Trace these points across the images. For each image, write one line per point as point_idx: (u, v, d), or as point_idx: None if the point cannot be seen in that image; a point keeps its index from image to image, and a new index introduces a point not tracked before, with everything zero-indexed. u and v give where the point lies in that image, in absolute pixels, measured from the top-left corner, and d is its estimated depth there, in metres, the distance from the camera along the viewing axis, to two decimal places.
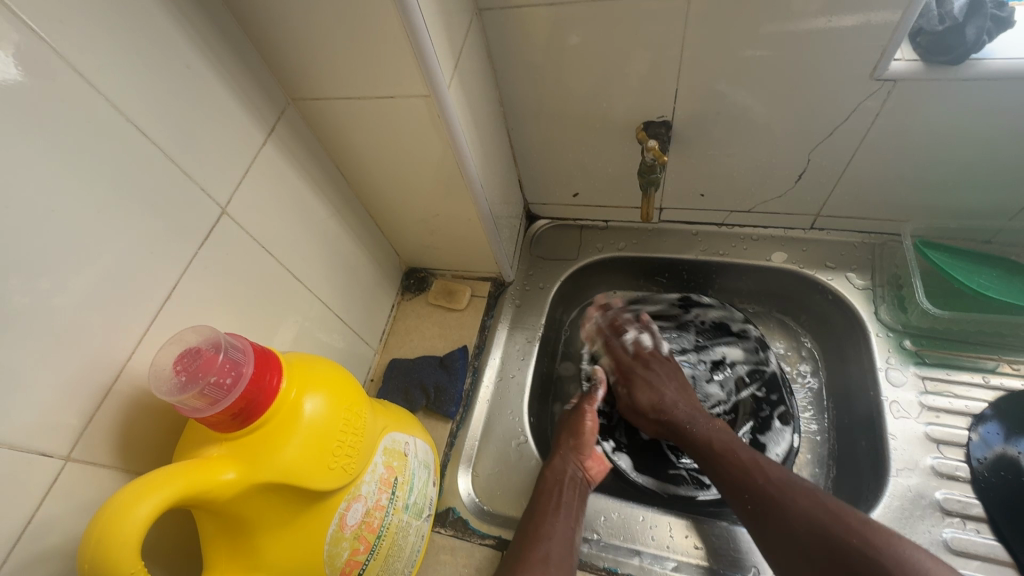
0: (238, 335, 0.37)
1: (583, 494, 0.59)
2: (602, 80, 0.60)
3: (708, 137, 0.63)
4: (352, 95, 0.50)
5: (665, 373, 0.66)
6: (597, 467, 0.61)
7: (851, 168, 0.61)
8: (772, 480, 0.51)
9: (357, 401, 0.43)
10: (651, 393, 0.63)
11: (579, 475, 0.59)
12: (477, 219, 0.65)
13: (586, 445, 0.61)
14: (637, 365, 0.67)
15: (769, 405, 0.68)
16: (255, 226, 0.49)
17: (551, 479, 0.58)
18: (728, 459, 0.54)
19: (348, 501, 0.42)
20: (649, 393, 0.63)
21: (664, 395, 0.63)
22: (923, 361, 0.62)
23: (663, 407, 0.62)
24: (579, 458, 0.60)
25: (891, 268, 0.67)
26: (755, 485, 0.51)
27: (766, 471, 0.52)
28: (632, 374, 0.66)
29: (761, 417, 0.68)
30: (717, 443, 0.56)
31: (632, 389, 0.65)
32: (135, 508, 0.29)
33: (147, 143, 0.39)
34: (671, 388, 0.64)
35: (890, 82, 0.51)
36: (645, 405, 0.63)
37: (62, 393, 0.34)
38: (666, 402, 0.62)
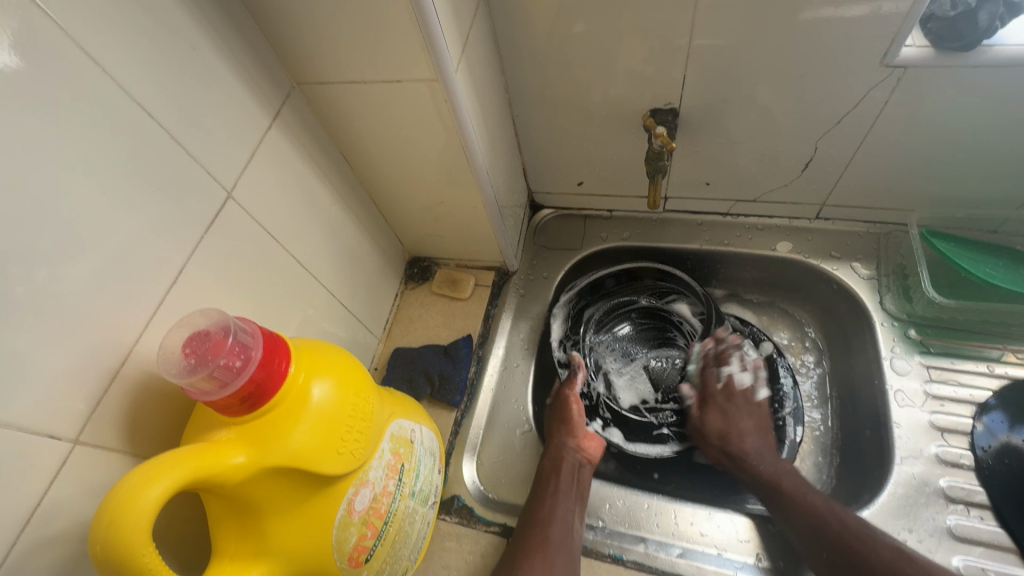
0: (247, 319, 0.37)
1: (583, 478, 0.59)
2: (609, 66, 0.59)
3: (715, 125, 0.62)
4: (357, 80, 0.50)
5: (756, 411, 0.64)
6: (595, 446, 0.62)
7: (859, 157, 0.61)
8: (851, 527, 0.49)
9: (364, 387, 0.43)
10: (725, 422, 0.62)
11: (576, 459, 0.59)
12: (482, 207, 0.64)
13: (577, 427, 0.61)
14: (725, 396, 0.64)
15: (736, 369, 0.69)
16: (261, 212, 0.49)
17: (548, 466, 0.59)
18: (801, 501, 0.53)
19: (356, 486, 0.42)
20: (720, 421, 0.62)
21: (737, 426, 0.62)
22: (927, 350, 0.62)
23: (729, 437, 0.61)
24: (575, 441, 0.60)
25: (897, 258, 0.67)
26: (836, 529, 0.49)
27: (840, 518, 0.50)
28: (712, 403, 0.64)
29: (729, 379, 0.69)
30: (787, 482, 0.55)
31: (704, 415, 0.64)
32: (147, 489, 0.29)
33: (153, 127, 0.38)
34: (750, 422, 0.62)
35: (900, 69, 0.51)
36: (717, 435, 0.61)
37: (70, 375, 0.34)
38: (735, 433, 0.61)
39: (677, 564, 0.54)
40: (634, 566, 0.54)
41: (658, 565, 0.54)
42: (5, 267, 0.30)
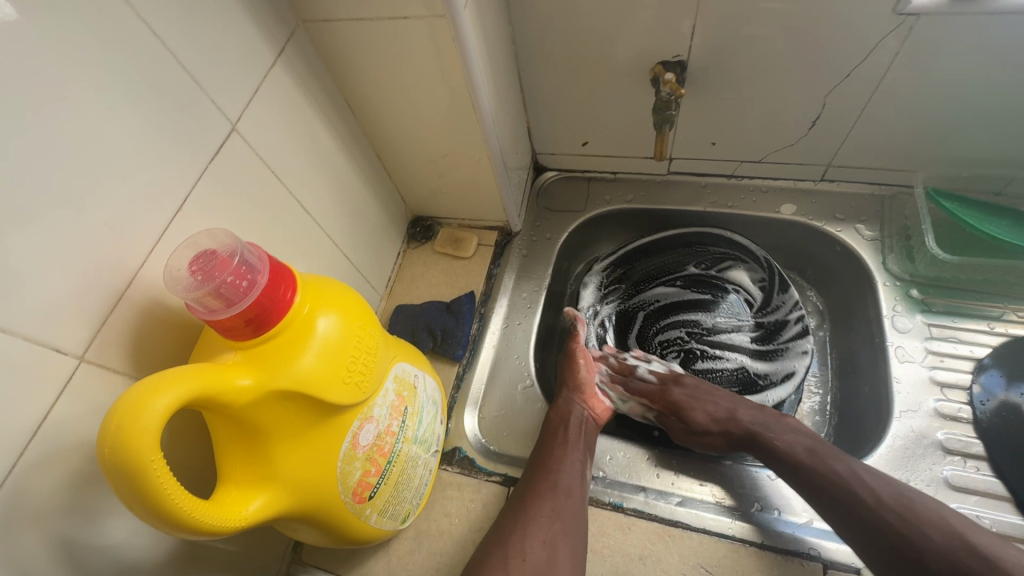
0: (253, 244, 0.37)
1: (591, 432, 0.59)
2: (618, 16, 0.58)
3: (724, 80, 0.62)
4: (362, 17, 0.49)
5: (700, 385, 0.61)
6: (602, 407, 0.62)
7: (867, 114, 0.60)
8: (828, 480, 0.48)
9: (369, 323, 0.43)
10: (702, 407, 0.58)
11: (584, 413, 0.60)
12: (487, 161, 0.63)
13: (585, 385, 0.62)
14: (673, 390, 0.61)
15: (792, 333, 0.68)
16: (265, 151, 0.48)
17: (556, 419, 0.59)
18: (822, 464, 0.49)
19: (360, 420, 0.42)
20: (700, 407, 0.58)
21: (714, 403, 0.58)
22: (929, 309, 0.62)
23: (724, 423, 0.56)
24: (584, 397, 0.61)
25: (900, 219, 0.67)
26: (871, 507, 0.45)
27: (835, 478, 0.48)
28: (673, 400, 0.60)
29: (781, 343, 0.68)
30: (808, 450, 0.51)
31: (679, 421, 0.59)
32: (154, 400, 0.29)
33: (153, 49, 0.37)
34: (717, 395, 0.59)
35: (914, 18, 0.50)
36: (701, 423, 0.57)
37: (77, 291, 0.34)
38: (723, 411, 0.57)
39: (676, 511, 0.54)
40: (635, 513, 0.54)
41: (658, 513, 0.54)
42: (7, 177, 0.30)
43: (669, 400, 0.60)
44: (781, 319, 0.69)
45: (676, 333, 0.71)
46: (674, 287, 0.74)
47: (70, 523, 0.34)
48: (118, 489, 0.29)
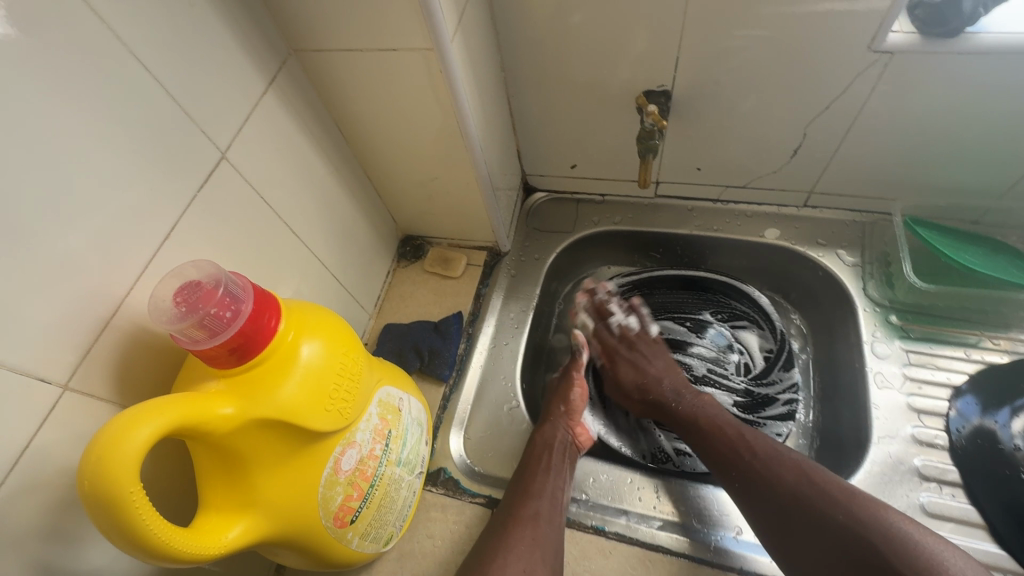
0: (238, 274, 0.37)
1: (572, 457, 0.60)
2: (604, 47, 0.60)
3: (708, 109, 0.63)
4: (353, 47, 0.50)
5: (652, 354, 0.68)
6: (586, 432, 0.62)
7: (846, 143, 0.62)
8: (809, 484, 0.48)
9: (353, 349, 0.43)
10: (636, 371, 0.66)
11: (568, 438, 0.61)
12: (476, 184, 0.65)
13: (575, 412, 0.63)
14: (622, 348, 0.69)
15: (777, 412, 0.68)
16: (254, 177, 0.49)
17: (541, 443, 0.60)
18: (715, 433, 0.56)
19: (342, 446, 0.42)
20: (634, 372, 0.66)
21: (647, 371, 0.66)
22: (908, 336, 0.64)
23: (644, 385, 0.64)
24: (569, 422, 0.62)
25: (880, 246, 0.68)
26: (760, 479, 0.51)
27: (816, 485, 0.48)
28: (616, 357, 0.69)
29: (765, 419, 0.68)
30: (702, 418, 0.58)
31: (615, 370, 0.68)
32: (135, 432, 0.30)
33: (143, 80, 0.38)
34: (659, 367, 0.66)
35: (887, 55, 0.52)
36: (632, 382, 0.65)
37: (62, 321, 0.34)
38: (650, 379, 0.65)
39: (658, 535, 0.55)
40: (616, 537, 0.55)
41: (639, 537, 0.55)
42: None
43: (613, 356, 0.69)
44: (771, 395, 0.69)
45: None
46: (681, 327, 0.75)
47: (49, 550, 0.34)
48: (97, 520, 0.29)
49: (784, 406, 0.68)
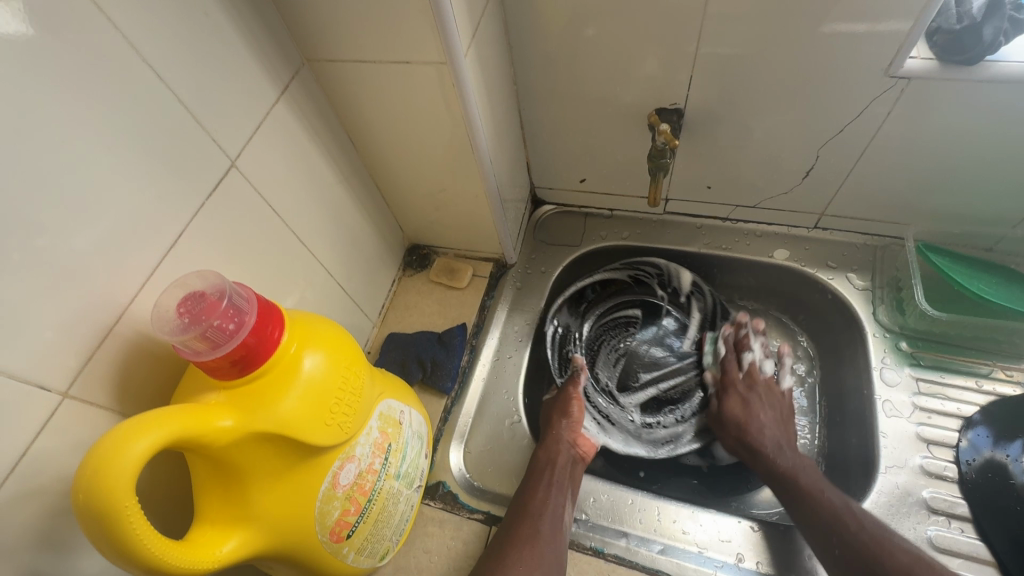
0: (243, 284, 0.37)
1: (576, 473, 0.60)
2: (617, 64, 0.59)
3: (719, 129, 0.63)
4: (367, 58, 0.50)
5: (772, 404, 0.64)
6: (589, 444, 0.63)
7: (859, 167, 0.61)
8: (867, 531, 0.49)
9: (355, 362, 0.43)
10: (745, 410, 0.63)
11: (572, 454, 0.60)
12: (484, 196, 0.64)
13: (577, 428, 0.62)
14: (761, 392, 0.65)
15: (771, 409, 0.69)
16: (263, 185, 0.49)
17: (544, 458, 0.59)
18: (814, 497, 0.53)
19: (341, 460, 0.42)
20: (742, 410, 0.63)
21: (756, 415, 0.63)
22: (917, 363, 0.63)
23: (747, 427, 0.62)
24: (572, 436, 0.61)
25: (892, 270, 0.68)
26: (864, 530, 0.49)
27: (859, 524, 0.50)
28: (729, 390, 0.66)
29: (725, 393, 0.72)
30: (803, 478, 0.55)
31: (723, 403, 0.65)
32: (133, 443, 0.29)
33: (157, 87, 0.38)
34: (768, 419, 0.62)
35: (904, 80, 0.51)
36: (737, 421, 0.63)
37: (63, 328, 0.34)
38: (755, 424, 0.62)
39: (657, 559, 0.54)
40: (615, 560, 0.54)
41: (639, 560, 0.54)
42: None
43: (727, 386, 0.66)
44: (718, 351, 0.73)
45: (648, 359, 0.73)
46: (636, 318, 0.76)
47: (40, 561, 0.34)
48: (91, 534, 0.29)
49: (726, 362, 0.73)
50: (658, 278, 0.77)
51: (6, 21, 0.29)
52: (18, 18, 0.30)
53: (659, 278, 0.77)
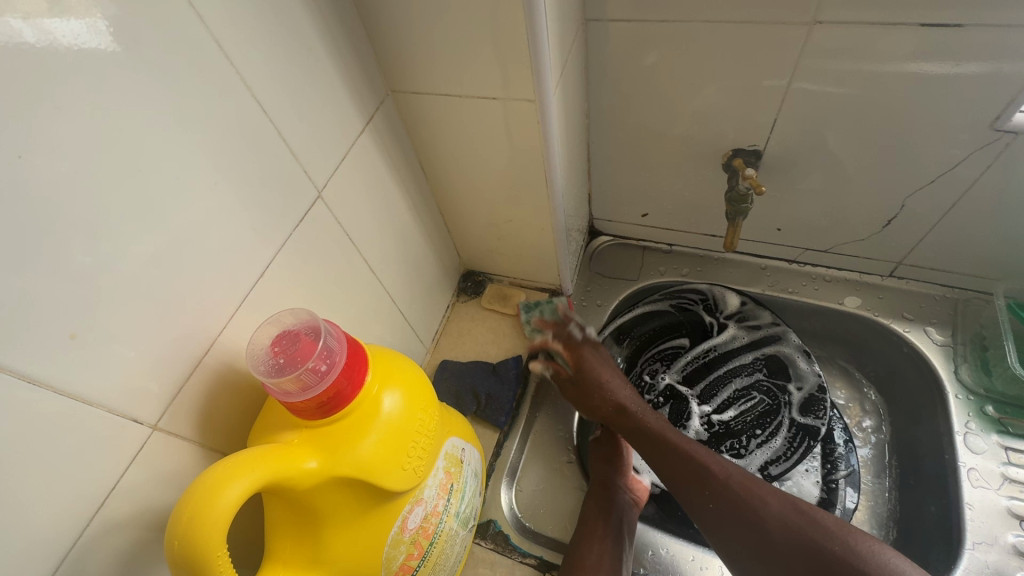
0: (334, 323, 0.37)
1: (630, 519, 0.58)
2: (697, 104, 0.58)
3: (797, 172, 0.61)
4: (451, 93, 0.50)
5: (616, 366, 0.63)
6: (642, 488, 0.61)
7: (949, 219, 0.58)
8: (736, 482, 0.50)
9: (430, 402, 0.42)
10: (613, 386, 0.60)
11: (626, 499, 0.59)
12: (550, 230, 0.63)
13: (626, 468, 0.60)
14: (587, 357, 0.63)
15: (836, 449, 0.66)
16: (343, 214, 0.49)
17: (597, 504, 0.57)
18: (691, 457, 0.53)
19: (411, 504, 0.41)
20: (608, 382, 0.61)
21: (620, 387, 0.61)
22: (1007, 431, 0.58)
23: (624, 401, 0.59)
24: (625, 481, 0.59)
25: (976, 326, 0.64)
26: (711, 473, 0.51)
27: (731, 480, 0.50)
28: (584, 361, 0.62)
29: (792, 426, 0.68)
30: (666, 432, 0.56)
31: (590, 377, 0.61)
32: (227, 489, 0.29)
33: (257, 121, 0.38)
34: (613, 381, 0.61)
35: (1011, 134, 0.49)
36: (598, 380, 0.61)
37: (157, 360, 0.34)
38: (623, 395, 0.60)
39: None
40: None
41: None
42: (105, 248, 0.30)
43: (582, 363, 0.62)
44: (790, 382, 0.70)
45: (712, 388, 0.71)
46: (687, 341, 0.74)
47: None
48: None
49: (801, 395, 0.69)
50: (703, 303, 0.75)
51: (92, 37, 0.28)
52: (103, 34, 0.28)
53: (704, 303, 0.75)
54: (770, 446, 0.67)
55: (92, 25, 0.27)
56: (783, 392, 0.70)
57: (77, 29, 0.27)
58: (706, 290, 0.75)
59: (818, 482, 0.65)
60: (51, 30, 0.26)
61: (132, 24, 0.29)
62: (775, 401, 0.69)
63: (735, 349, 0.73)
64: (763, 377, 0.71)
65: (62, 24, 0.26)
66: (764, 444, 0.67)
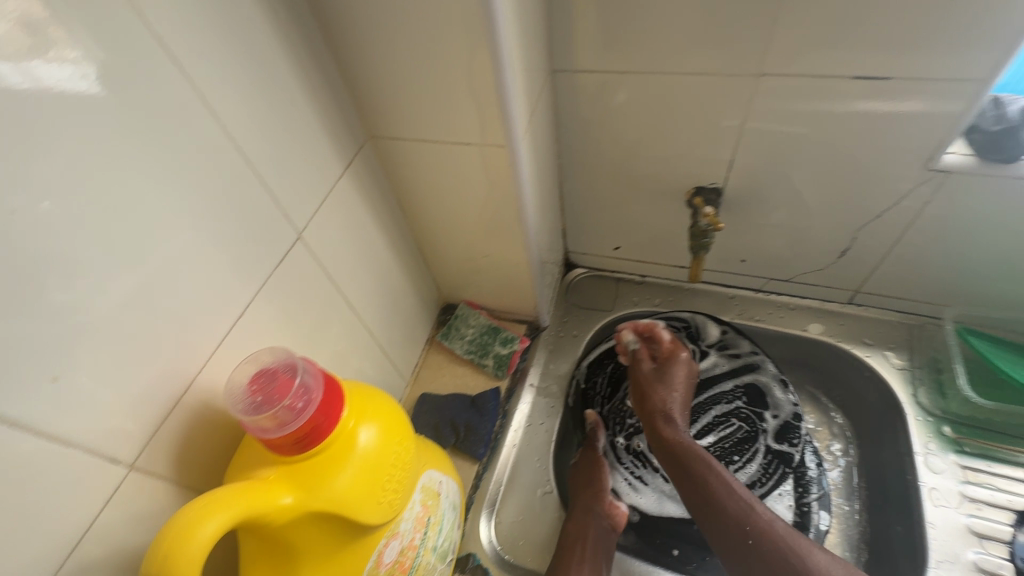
0: (310, 359, 0.38)
1: (607, 543, 0.60)
2: (657, 144, 0.62)
3: (756, 208, 0.65)
4: (427, 138, 0.53)
5: (688, 383, 0.66)
6: (621, 513, 0.62)
7: (896, 250, 0.62)
8: (776, 530, 0.52)
9: (406, 435, 0.43)
10: (671, 393, 0.64)
11: (603, 524, 0.60)
12: (525, 264, 0.66)
13: (603, 493, 0.62)
14: (682, 359, 0.66)
15: (806, 478, 0.67)
16: (323, 253, 0.51)
17: (575, 530, 0.59)
18: (728, 492, 0.55)
19: (386, 538, 0.41)
20: (669, 390, 0.64)
21: (678, 403, 0.64)
22: (962, 450, 0.62)
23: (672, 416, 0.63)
24: (603, 506, 0.61)
25: (930, 351, 0.67)
26: (758, 523, 0.53)
27: (768, 522, 0.53)
28: (670, 363, 0.66)
29: (768, 453, 0.69)
30: (712, 464, 0.57)
31: (663, 373, 0.66)
32: (203, 525, 0.30)
33: (239, 168, 0.41)
34: (676, 392, 0.65)
35: (944, 173, 0.53)
36: (671, 381, 0.65)
37: (134, 400, 0.35)
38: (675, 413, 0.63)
39: None
40: None
41: None
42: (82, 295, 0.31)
43: (670, 363, 0.66)
44: (767, 410, 0.72)
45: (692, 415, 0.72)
46: None
47: None
48: None
49: (776, 421, 0.71)
50: (686, 331, 0.76)
51: (74, 81, 0.29)
52: (89, 79, 0.30)
53: (687, 330, 0.76)
54: (745, 472, 0.68)
55: (77, 71, 0.29)
56: (760, 420, 0.71)
57: (63, 74, 0.29)
58: (688, 314, 0.77)
59: (791, 506, 0.66)
60: (40, 77, 0.28)
61: (123, 80, 0.32)
62: (752, 428, 0.71)
63: (716, 376, 0.74)
64: (742, 405, 0.72)
65: (49, 70, 0.28)
66: (741, 470, 0.68)
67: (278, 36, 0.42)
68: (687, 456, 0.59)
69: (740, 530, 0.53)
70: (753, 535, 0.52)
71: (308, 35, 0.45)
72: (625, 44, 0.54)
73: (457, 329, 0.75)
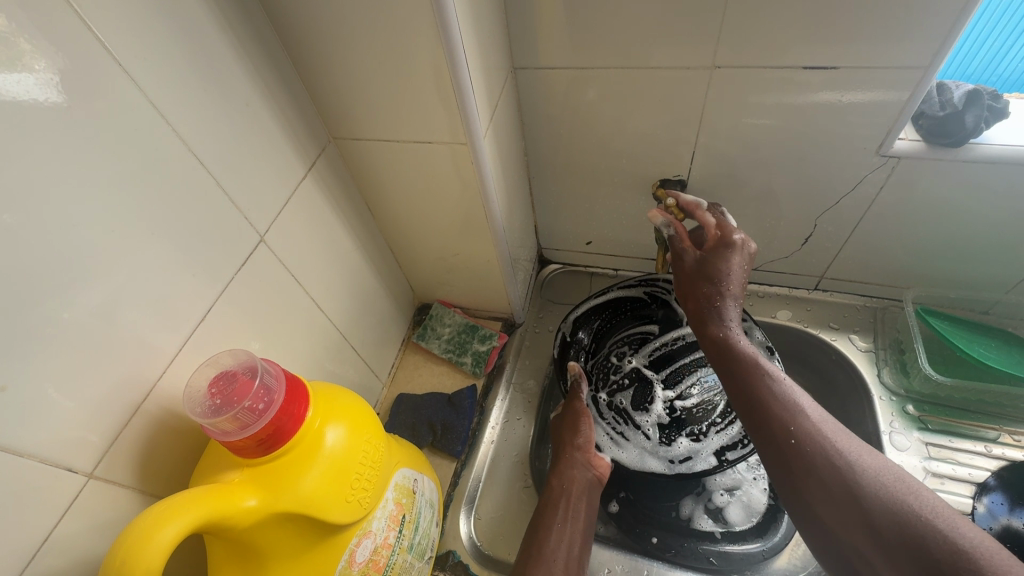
0: (271, 361, 0.38)
1: (593, 494, 0.60)
2: (621, 138, 0.63)
3: (719, 198, 0.66)
4: (389, 138, 0.53)
5: (742, 269, 0.56)
6: (605, 464, 0.62)
7: (856, 235, 0.64)
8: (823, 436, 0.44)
9: (375, 434, 0.43)
10: (716, 290, 0.55)
11: (587, 476, 0.61)
12: (496, 261, 0.66)
13: (587, 446, 0.62)
14: (727, 246, 0.55)
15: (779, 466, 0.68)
16: (288, 256, 0.51)
17: (560, 485, 0.59)
18: (765, 389, 0.49)
19: (358, 537, 0.41)
20: (716, 286, 0.55)
21: (727, 297, 0.55)
22: (925, 427, 0.64)
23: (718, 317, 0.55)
24: (586, 459, 0.61)
25: (893, 333, 0.69)
26: (804, 423, 0.45)
27: (814, 429, 0.45)
28: (711, 253, 0.56)
29: None
30: (753, 363, 0.51)
31: (705, 265, 0.56)
32: (162, 529, 0.29)
33: (198, 173, 0.40)
34: (727, 286, 0.55)
35: (894, 159, 0.55)
36: (720, 276, 0.55)
37: (93, 409, 0.34)
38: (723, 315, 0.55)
39: None
40: None
41: None
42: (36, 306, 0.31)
43: (713, 254, 0.56)
44: None
45: (676, 375, 0.70)
46: (655, 329, 0.73)
47: None
48: None
49: None
50: None
51: (34, 87, 0.30)
52: (48, 86, 0.30)
53: None
54: (727, 433, 0.65)
55: (37, 77, 0.30)
56: None
57: (24, 81, 0.29)
58: None
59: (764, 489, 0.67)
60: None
61: (71, 86, 0.31)
62: None
63: None
64: None
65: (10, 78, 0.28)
66: (722, 431, 0.65)
67: (232, 40, 0.42)
68: (728, 353, 0.53)
69: (781, 433, 0.46)
70: (793, 438, 0.45)
71: (262, 38, 0.45)
72: (583, 41, 0.54)
73: (433, 329, 0.75)
